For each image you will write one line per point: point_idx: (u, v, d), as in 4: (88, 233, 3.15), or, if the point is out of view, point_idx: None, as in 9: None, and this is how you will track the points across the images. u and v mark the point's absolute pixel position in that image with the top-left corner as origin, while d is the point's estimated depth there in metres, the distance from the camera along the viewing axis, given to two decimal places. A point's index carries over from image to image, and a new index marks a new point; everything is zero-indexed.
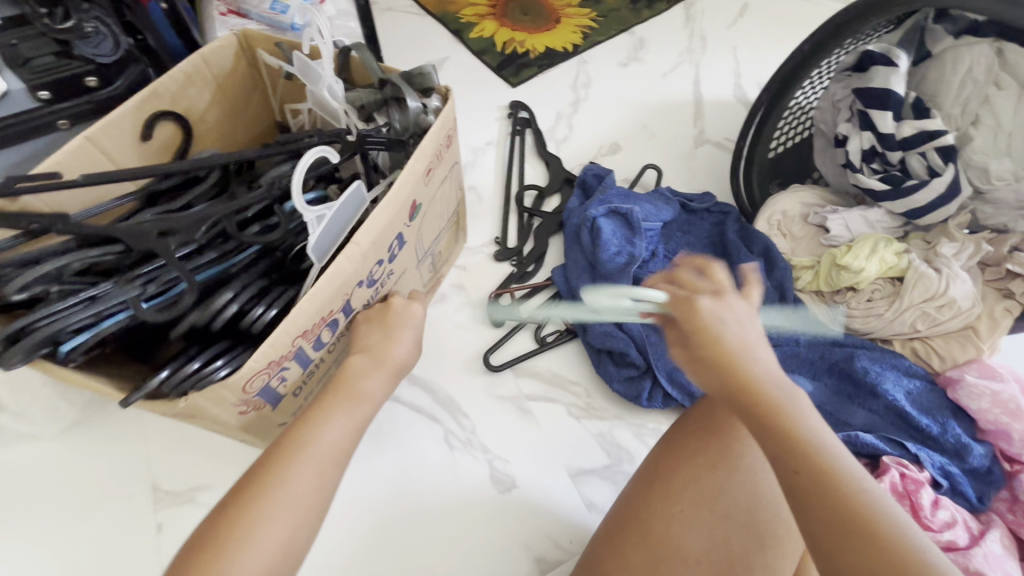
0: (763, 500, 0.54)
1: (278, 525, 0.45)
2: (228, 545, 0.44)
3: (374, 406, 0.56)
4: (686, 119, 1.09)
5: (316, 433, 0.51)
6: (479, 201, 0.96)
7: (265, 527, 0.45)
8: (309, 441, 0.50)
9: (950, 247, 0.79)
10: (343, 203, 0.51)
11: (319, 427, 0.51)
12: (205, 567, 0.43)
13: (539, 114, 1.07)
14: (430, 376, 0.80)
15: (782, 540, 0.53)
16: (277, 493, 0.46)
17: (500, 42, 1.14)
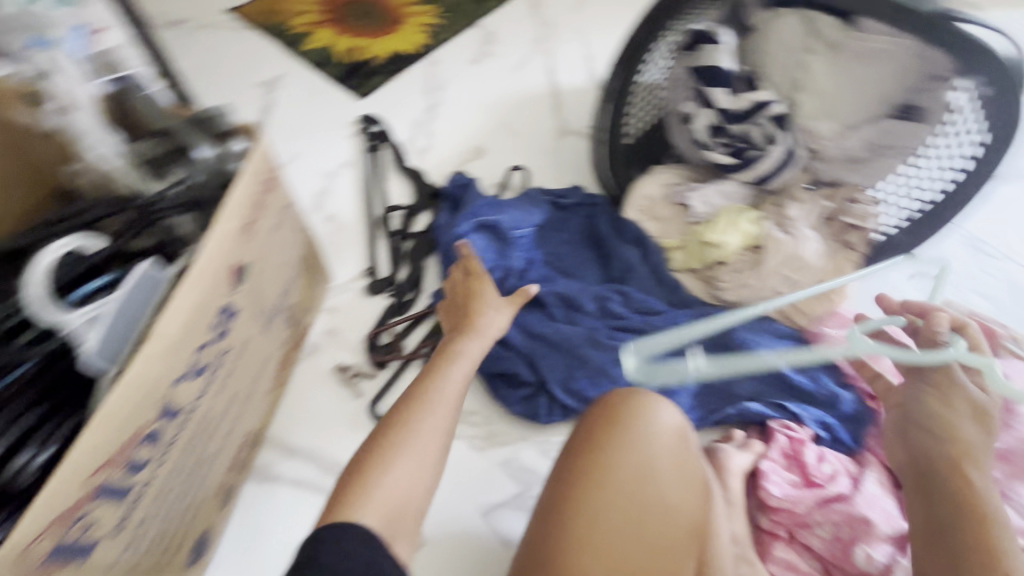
0: (650, 501, 0.53)
1: (411, 459, 0.55)
2: (371, 469, 0.53)
3: (472, 362, 0.67)
4: (544, 112, 1.13)
5: (437, 381, 0.63)
6: (341, 231, 0.93)
7: (401, 458, 0.55)
8: (433, 393, 0.61)
9: (796, 210, 0.84)
10: (123, 294, 0.48)
11: (440, 381, 0.63)
12: (362, 483, 0.52)
13: (394, 125, 1.09)
14: (314, 443, 0.74)
15: (672, 538, 0.52)
16: (409, 436, 0.56)
17: (340, 52, 1.18)
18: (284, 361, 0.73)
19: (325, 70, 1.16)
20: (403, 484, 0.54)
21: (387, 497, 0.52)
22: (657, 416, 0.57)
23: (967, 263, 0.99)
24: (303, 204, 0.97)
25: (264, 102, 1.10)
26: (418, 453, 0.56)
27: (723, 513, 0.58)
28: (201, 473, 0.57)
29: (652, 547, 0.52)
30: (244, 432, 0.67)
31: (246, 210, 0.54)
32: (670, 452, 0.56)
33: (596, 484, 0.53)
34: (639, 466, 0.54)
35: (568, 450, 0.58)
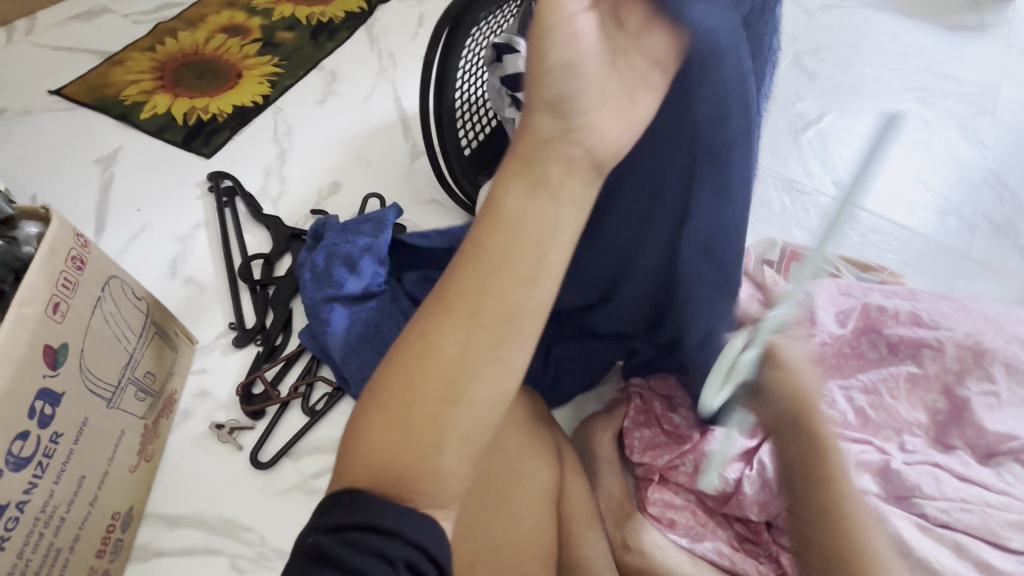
0: (511, 482, 0.58)
1: (437, 401, 0.40)
2: (382, 414, 0.40)
3: (533, 237, 0.41)
4: (396, 137, 1.18)
5: (496, 275, 0.41)
6: (201, 290, 0.92)
7: (430, 399, 0.40)
8: (479, 300, 0.41)
9: None
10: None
11: (490, 278, 0.41)
12: (373, 424, 0.40)
13: (245, 177, 1.09)
14: (196, 506, 0.73)
15: (529, 511, 0.57)
16: (438, 363, 0.40)
17: (179, 115, 1.17)
18: (154, 432, 0.71)
19: (165, 135, 1.14)
20: (426, 416, 0.40)
21: (392, 453, 0.40)
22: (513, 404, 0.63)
23: (784, 204, 1.13)
24: (159, 273, 0.95)
25: (104, 178, 1.07)
26: (460, 360, 0.40)
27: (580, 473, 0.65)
28: (60, 563, 0.56)
29: (509, 517, 0.55)
30: (118, 511, 0.64)
31: (48, 292, 0.54)
32: (527, 433, 0.62)
33: None
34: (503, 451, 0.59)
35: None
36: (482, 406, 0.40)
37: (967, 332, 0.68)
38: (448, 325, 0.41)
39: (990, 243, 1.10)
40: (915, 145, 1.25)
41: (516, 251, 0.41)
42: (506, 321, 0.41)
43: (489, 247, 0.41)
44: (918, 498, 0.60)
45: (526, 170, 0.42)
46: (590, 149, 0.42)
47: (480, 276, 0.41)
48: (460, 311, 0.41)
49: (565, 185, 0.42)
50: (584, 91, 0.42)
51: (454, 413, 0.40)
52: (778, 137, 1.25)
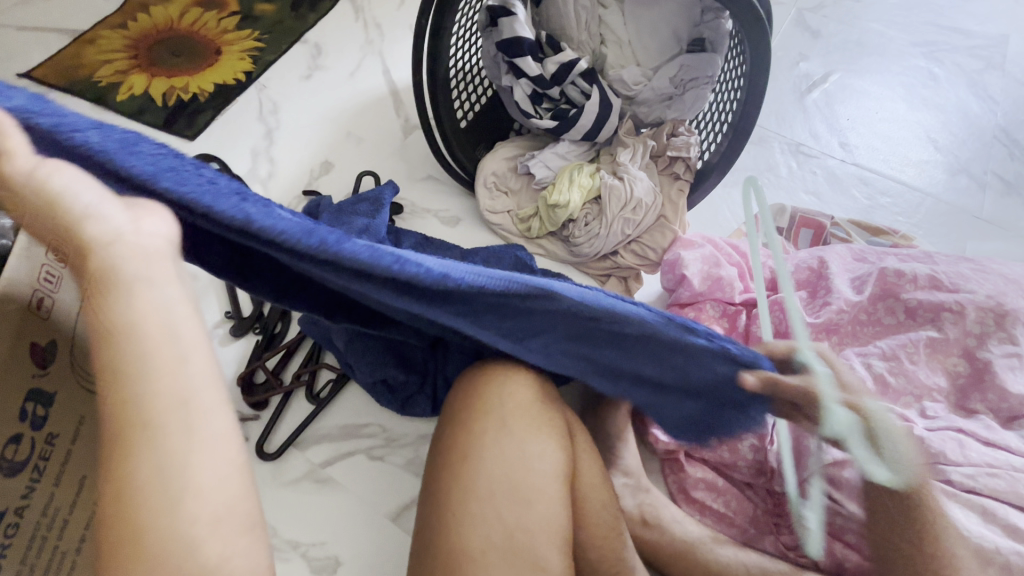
0: (520, 468, 0.56)
1: (157, 510, 0.40)
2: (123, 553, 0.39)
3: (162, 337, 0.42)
4: (387, 112, 1.13)
5: (138, 392, 0.41)
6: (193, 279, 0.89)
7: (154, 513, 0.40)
8: (136, 416, 0.41)
9: (626, 153, 0.89)
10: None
11: (128, 396, 0.41)
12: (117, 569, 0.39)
13: (232, 160, 1.05)
14: None
15: (542, 493, 0.55)
16: (136, 484, 0.40)
17: (158, 95, 1.11)
18: None
19: (143, 119, 1.09)
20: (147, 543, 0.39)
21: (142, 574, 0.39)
22: (506, 389, 0.60)
23: (790, 168, 1.09)
24: None
25: None
26: (149, 451, 0.41)
27: (591, 454, 0.62)
28: (66, 568, 0.52)
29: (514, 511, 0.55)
30: None
31: (27, 289, 0.51)
32: (529, 416, 0.58)
33: (464, 459, 0.56)
34: (513, 437, 0.57)
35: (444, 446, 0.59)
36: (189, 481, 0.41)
37: (987, 294, 0.67)
38: (122, 453, 0.41)
39: (1000, 201, 1.07)
40: (923, 102, 1.21)
41: (152, 345, 0.42)
42: (176, 406, 0.41)
43: (119, 374, 0.41)
44: (943, 464, 0.58)
45: (105, 290, 0.42)
46: (150, 243, 0.44)
47: (120, 389, 0.41)
48: (120, 424, 0.41)
49: (151, 280, 0.43)
50: (108, 214, 0.43)
51: (179, 514, 0.40)
52: (782, 100, 1.21)
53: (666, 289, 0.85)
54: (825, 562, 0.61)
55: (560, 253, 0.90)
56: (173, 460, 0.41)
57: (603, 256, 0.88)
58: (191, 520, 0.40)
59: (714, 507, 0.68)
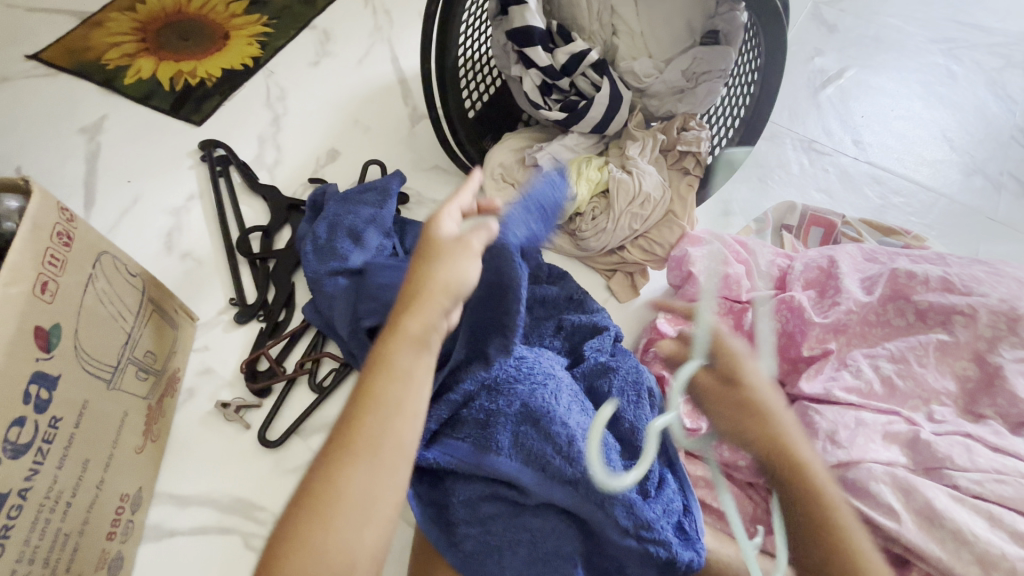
0: None
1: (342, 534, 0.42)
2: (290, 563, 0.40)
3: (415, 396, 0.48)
4: (394, 101, 1.12)
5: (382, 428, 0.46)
6: (199, 265, 0.89)
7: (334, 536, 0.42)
8: (375, 437, 0.45)
9: (635, 147, 0.88)
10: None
11: (375, 422, 0.46)
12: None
13: (239, 145, 1.04)
14: (206, 487, 0.71)
15: None
16: (337, 504, 0.42)
17: (165, 79, 1.11)
18: (157, 413, 0.70)
19: (151, 103, 1.08)
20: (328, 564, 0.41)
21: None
22: None
23: (802, 165, 1.08)
24: (154, 247, 0.92)
25: (90, 149, 1.02)
26: (363, 489, 0.43)
27: None
28: (69, 547, 0.54)
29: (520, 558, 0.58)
30: (125, 493, 0.63)
31: (33, 271, 0.51)
32: None
33: None
34: None
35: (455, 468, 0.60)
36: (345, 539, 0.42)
37: (1001, 297, 0.65)
38: (339, 468, 0.44)
39: (1016, 202, 1.05)
40: (940, 100, 1.19)
41: (401, 396, 0.47)
42: (396, 453, 0.46)
43: (376, 398, 0.47)
44: (950, 469, 0.57)
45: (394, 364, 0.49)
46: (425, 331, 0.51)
47: (368, 423, 0.46)
48: (352, 446, 0.45)
49: (408, 356, 0.49)
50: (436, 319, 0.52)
51: (355, 544, 0.42)
52: (796, 95, 1.19)
53: (672, 286, 0.84)
54: None
55: (565, 248, 0.90)
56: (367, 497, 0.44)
57: (609, 251, 0.88)
58: (357, 556, 0.42)
59: (714, 505, 0.68)
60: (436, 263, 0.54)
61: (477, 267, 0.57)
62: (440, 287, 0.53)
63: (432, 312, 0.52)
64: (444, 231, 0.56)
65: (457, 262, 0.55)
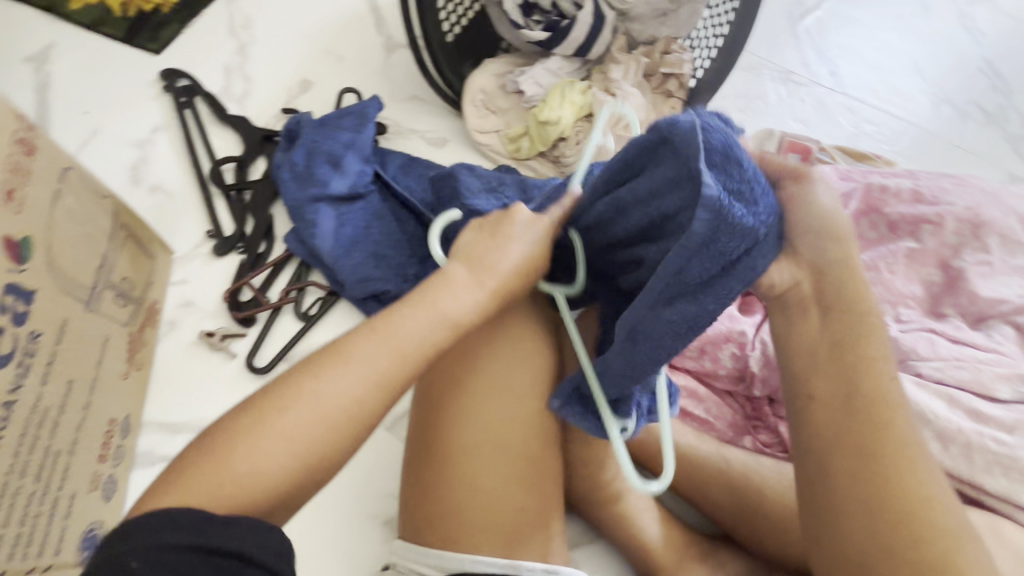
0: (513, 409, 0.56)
1: (348, 378, 0.44)
2: (320, 368, 0.44)
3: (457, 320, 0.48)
4: (366, 29, 1.06)
5: (436, 309, 0.48)
6: (171, 199, 0.86)
7: (345, 371, 0.44)
8: (435, 307, 0.48)
9: (618, 71, 0.86)
10: None
11: (433, 309, 0.48)
12: (305, 379, 0.44)
13: (203, 76, 0.99)
14: (195, 415, 0.71)
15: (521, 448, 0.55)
16: (376, 340, 0.46)
17: (116, 6, 1.03)
18: (139, 340, 0.69)
19: (103, 31, 1.01)
20: (328, 398, 0.43)
21: (308, 403, 0.43)
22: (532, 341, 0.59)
23: (780, 96, 1.09)
24: (120, 180, 0.87)
25: (39, 79, 0.95)
26: (329, 407, 0.43)
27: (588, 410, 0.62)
28: (61, 463, 0.54)
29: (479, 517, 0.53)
30: (113, 419, 0.63)
31: None
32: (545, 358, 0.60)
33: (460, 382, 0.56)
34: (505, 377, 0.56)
35: (418, 413, 0.57)
36: (282, 447, 0.42)
37: (966, 206, 0.68)
38: (400, 316, 0.47)
39: (981, 130, 1.09)
40: (914, 34, 1.20)
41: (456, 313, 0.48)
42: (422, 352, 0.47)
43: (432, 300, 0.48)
44: (914, 360, 0.62)
45: (478, 268, 0.50)
46: (486, 283, 0.50)
47: (382, 345, 0.46)
48: (416, 305, 0.48)
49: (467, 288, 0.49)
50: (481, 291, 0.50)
51: (338, 390, 0.44)
52: (775, 27, 1.18)
53: None
54: None
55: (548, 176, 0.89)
56: (384, 354, 0.45)
57: None
58: (328, 392, 0.43)
59: (696, 413, 0.70)
60: (503, 246, 0.51)
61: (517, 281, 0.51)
62: (500, 274, 0.50)
63: (467, 301, 0.49)
64: (517, 227, 0.51)
65: (523, 264, 0.51)
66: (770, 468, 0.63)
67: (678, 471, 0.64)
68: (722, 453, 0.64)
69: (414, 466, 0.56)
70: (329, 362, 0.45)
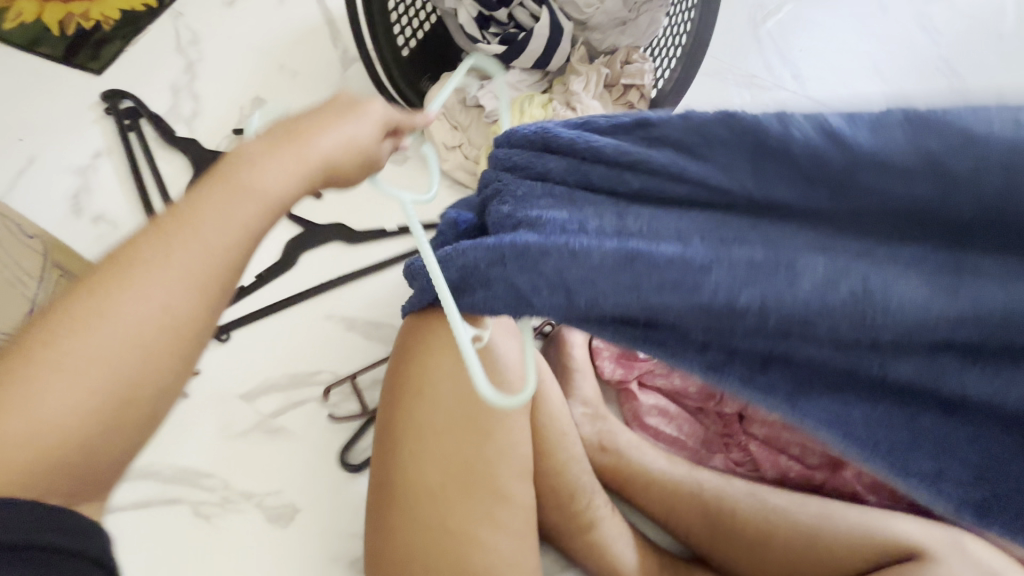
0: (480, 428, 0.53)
1: (156, 282, 0.37)
2: (116, 275, 0.37)
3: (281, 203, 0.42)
4: (322, 42, 1.03)
5: (256, 187, 0.41)
6: (115, 229, 0.81)
7: (147, 276, 0.37)
8: (250, 183, 0.41)
9: (579, 82, 0.85)
10: None
11: (248, 184, 0.41)
12: (99, 293, 0.36)
13: (149, 96, 0.94)
14: (146, 459, 0.68)
15: (486, 473, 0.53)
16: (185, 235, 0.38)
17: (53, 25, 0.98)
18: None
19: (40, 51, 0.96)
20: (128, 306, 0.36)
21: (113, 323, 0.36)
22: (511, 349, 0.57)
23: (745, 101, 1.08)
24: (61, 211, 0.83)
25: None
26: (140, 320, 0.36)
27: (568, 438, 0.59)
28: None
29: (450, 557, 0.51)
30: None
31: None
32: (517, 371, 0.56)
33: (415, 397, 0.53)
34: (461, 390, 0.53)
35: (380, 438, 0.55)
36: (114, 345, 0.36)
37: None
38: (212, 197, 0.40)
39: None
40: (873, 35, 1.21)
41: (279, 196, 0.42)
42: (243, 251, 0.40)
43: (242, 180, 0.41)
44: None
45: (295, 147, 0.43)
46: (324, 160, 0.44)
47: (195, 233, 0.38)
48: (233, 182, 0.41)
49: (304, 163, 0.43)
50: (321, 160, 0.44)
51: (134, 299, 0.36)
52: (737, 31, 1.18)
53: None
54: (770, 473, 0.64)
55: None
56: (184, 247, 0.38)
57: None
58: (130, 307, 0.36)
59: (667, 432, 0.69)
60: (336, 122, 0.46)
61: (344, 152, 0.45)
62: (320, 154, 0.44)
63: (280, 175, 0.42)
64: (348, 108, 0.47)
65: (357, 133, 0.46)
66: (741, 488, 0.60)
67: (650, 495, 0.62)
68: (694, 475, 0.62)
69: (381, 494, 0.54)
70: (129, 266, 0.37)
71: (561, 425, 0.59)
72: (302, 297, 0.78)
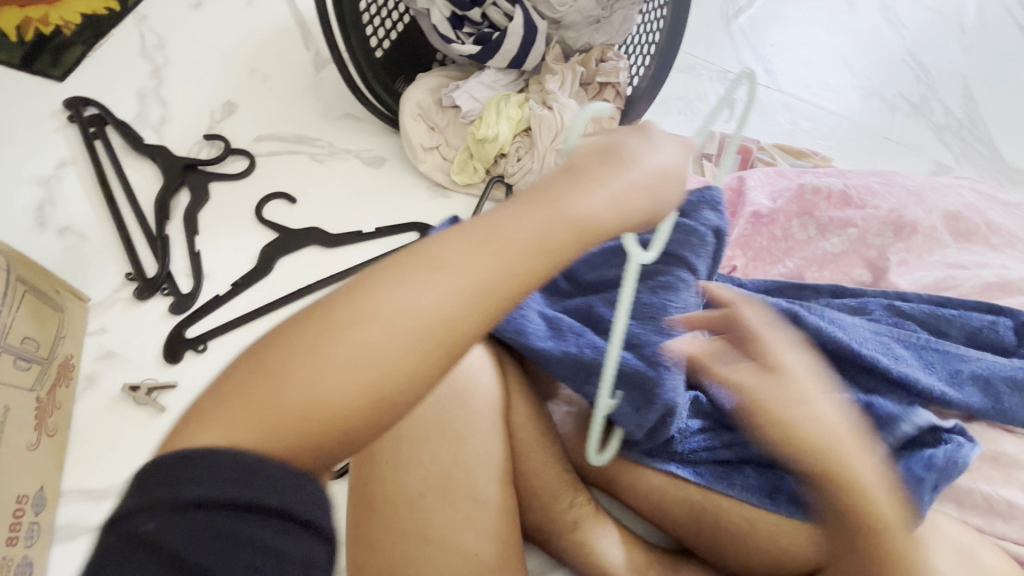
0: (457, 430, 0.53)
1: (407, 299, 0.34)
2: (384, 281, 0.35)
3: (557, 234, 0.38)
4: (295, 45, 1.01)
5: (546, 211, 0.38)
6: (83, 240, 0.79)
7: (406, 292, 0.35)
8: (532, 217, 0.38)
9: (554, 81, 0.85)
10: None
11: (530, 213, 0.38)
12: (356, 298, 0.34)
13: (115, 102, 0.92)
14: (121, 477, 0.65)
15: (467, 476, 0.52)
16: (443, 254, 0.36)
17: (11, 30, 0.95)
18: (50, 403, 0.63)
19: None
20: (380, 329, 0.34)
21: (353, 343, 0.33)
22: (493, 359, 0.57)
23: (720, 96, 1.10)
24: (24, 223, 0.80)
25: None
26: (380, 342, 0.33)
27: (547, 439, 0.59)
28: None
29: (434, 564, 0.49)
30: (24, 494, 0.58)
31: None
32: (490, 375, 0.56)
33: None
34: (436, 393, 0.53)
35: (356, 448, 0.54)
36: (352, 359, 0.33)
37: (891, 207, 0.72)
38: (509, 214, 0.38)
39: (909, 121, 1.12)
40: (841, 29, 1.23)
41: (555, 239, 0.38)
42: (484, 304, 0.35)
43: (549, 204, 0.39)
44: None
45: (582, 172, 0.41)
46: (616, 206, 0.40)
47: (459, 255, 0.36)
48: (533, 201, 0.39)
49: (592, 193, 0.40)
50: (605, 197, 0.40)
51: (383, 318, 0.34)
52: (709, 27, 1.19)
53: None
54: None
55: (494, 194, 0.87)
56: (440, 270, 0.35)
57: None
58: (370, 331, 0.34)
59: None
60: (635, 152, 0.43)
61: (603, 201, 0.40)
62: (615, 194, 0.40)
63: (601, 203, 0.40)
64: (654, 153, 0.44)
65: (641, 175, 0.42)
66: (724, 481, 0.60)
67: (636, 492, 0.62)
68: None
69: (358, 504, 0.52)
70: (382, 283, 0.35)
71: (541, 426, 0.59)
72: (280, 305, 0.76)
